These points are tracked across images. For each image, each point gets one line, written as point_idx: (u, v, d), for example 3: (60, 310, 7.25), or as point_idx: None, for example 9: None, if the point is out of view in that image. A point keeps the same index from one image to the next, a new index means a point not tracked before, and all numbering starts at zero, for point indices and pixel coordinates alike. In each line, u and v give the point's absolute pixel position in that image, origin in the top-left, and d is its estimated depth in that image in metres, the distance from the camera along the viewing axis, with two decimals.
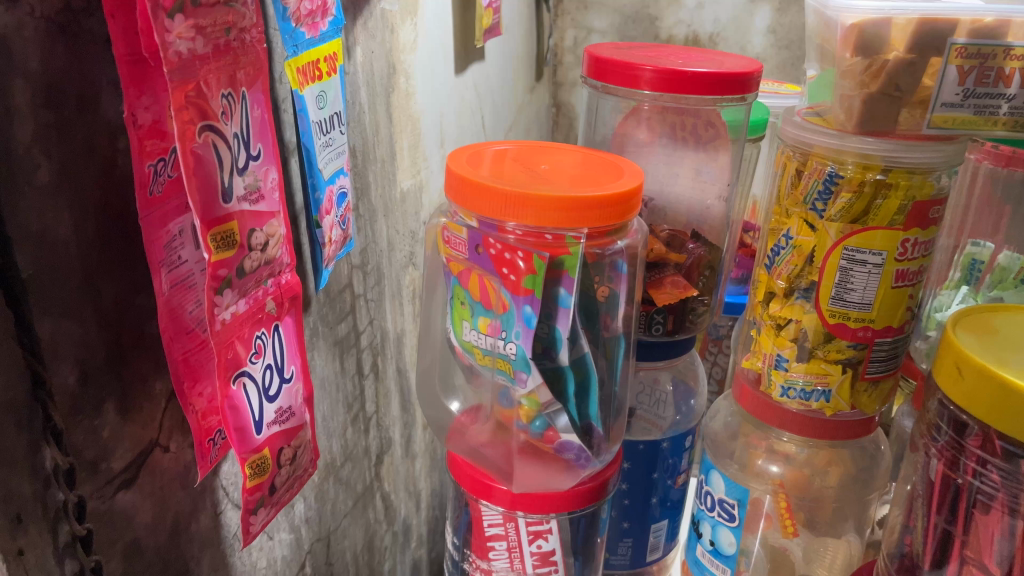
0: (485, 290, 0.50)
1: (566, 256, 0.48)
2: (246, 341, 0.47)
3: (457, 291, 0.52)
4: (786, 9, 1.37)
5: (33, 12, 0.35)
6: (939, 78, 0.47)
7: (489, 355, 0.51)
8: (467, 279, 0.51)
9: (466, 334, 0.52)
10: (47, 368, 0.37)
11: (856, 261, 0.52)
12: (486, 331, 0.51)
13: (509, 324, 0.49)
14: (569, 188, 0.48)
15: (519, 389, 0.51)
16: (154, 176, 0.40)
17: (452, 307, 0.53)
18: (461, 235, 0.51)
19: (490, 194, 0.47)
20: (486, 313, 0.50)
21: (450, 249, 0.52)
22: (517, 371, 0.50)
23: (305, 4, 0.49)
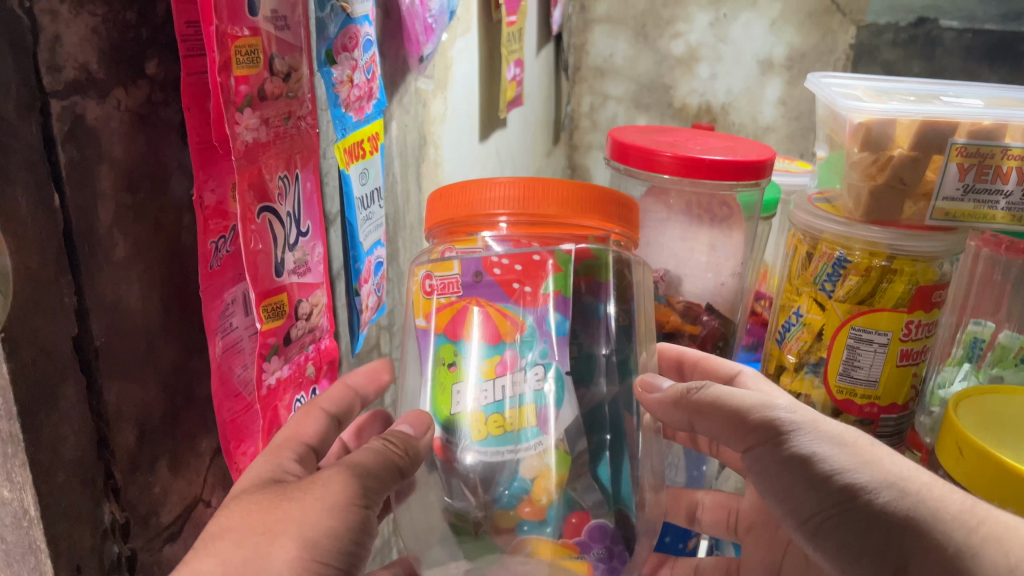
0: (491, 325, 0.45)
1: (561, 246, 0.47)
2: (287, 404, 0.51)
3: (441, 362, 0.46)
4: (796, 82, 1.43)
5: (119, 106, 0.39)
6: (941, 173, 0.51)
7: (507, 409, 0.45)
8: (461, 326, 0.46)
9: (459, 401, 0.46)
10: (111, 428, 0.41)
11: (863, 340, 0.55)
12: (494, 374, 0.45)
13: (529, 347, 0.46)
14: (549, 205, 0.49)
15: (537, 447, 0.45)
16: (216, 252, 0.43)
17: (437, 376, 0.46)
18: (449, 276, 0.46)
19: (479, 186, 0.48)
20: (490, 352, 0.45)
21: (432, 296, 0.47)
22: (542, 408, 0.45)
23: (354, 91, 0.54)
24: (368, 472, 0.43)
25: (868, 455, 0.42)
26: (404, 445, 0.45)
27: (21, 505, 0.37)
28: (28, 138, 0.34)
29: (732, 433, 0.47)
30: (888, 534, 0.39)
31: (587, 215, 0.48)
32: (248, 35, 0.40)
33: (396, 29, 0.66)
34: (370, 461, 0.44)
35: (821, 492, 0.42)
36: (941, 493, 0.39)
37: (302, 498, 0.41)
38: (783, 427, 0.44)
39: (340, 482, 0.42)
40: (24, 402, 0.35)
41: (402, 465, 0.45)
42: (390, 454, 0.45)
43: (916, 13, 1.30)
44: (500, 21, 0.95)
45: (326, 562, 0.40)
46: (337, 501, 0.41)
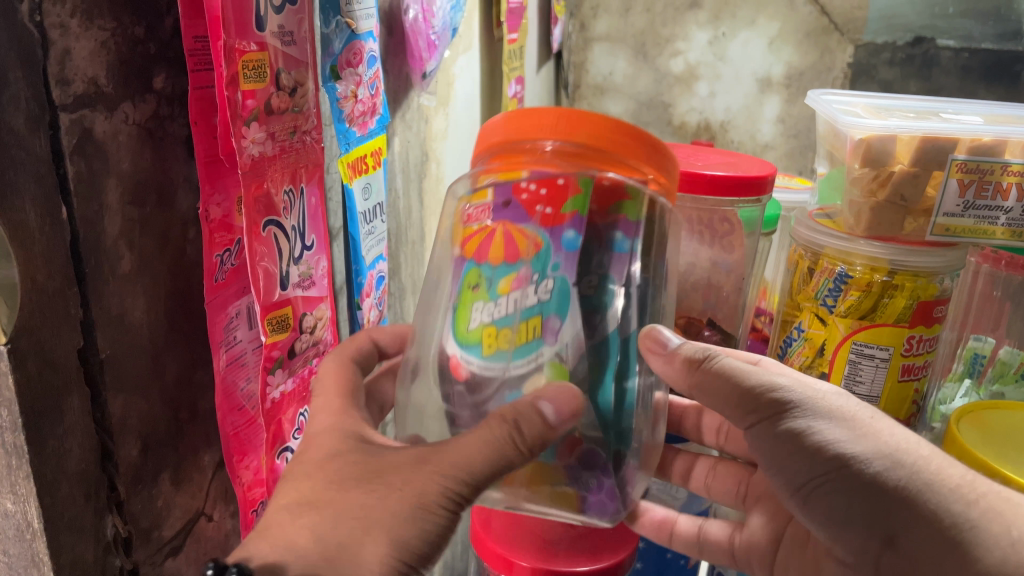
0: (513, 245, 0.44)
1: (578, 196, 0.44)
2: (292, 418, 0.51)
3: (466, 274, 0.45)
4: (795, 100, 1.45)
5: (127, 119, 0.39)
6: (941, 190, 0.52)
7: (512, 323, 0.43)
8: (489, 254, 0.44)
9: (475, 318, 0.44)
10: (115, 441, 0.41)
11: (864, 354, 0.55)
12: (508, 291, 0.43)
13: (541, 263, 0.44)
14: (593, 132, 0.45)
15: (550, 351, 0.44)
16: (220, 265, 0.44)
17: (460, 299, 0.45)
18: (484, 203, 0.46)
19: (533, 110, 0.43)
20: (505, 271, 0.44)
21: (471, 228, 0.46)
22: (548, 319, 0.43)
23: (358, 106, 0.54)
24: (466, 471, 0.40)
25: (865, 429, 0.46)
26: (524, 436, 0.40)
27: (24, 518, 0.37)
28: (37, 151, 0.34)
29: (731, 406, 0.49)
30: (880, 503, 0.44)
31: (642, 162, 0.44)
32: (255, 50, 0.41)
33: (399, 46, 0.66)
34: (479, 459, 0.40)
35: (819, 466, 0.46)
36: (939, 467, 0.44)
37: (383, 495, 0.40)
38: (790, 409, 0.47)
39: (418, 480, 0.40)
40: (29, 414, 0.35)
41: (512, 455, 0.40)
42: (499, 444, 0.40)
43: (914, 32, 1.31)
44: (501, 38, 0.96)
45: (412, 556, 0.40)
46: (409, 497, 0.40)
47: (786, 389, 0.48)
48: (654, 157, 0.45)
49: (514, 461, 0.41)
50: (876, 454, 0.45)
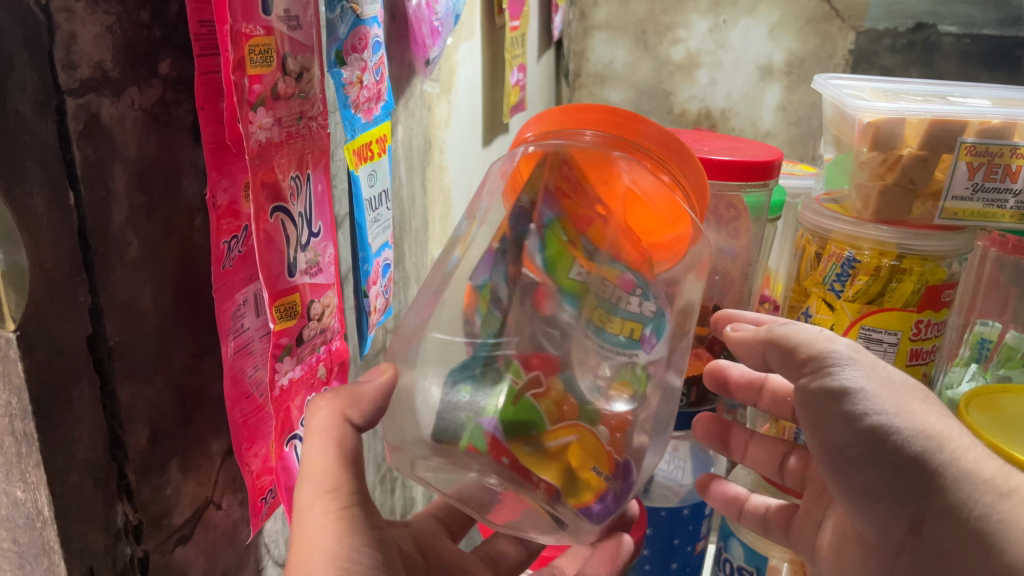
0: (614, 245, 0.52)
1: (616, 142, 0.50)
2: (300, 406, 0.51)
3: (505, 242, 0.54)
4: (795, 87, 1.46)
5: (133, 104, 0.39)
6: (950, 173, 0.51)
7: (621, 315, 0.50)
8: (583, 232, 0.52)
9: (575, 272, 0.52)
10: (124, 429, 0.40)
11: (873, 339, 0.55)
12: (614, 280, 0.51)
13: (644, 288, 0.51)
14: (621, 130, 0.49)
15: (643, 358, 0.51)
16: (228, 252, 0.43)
17: (553, 250, 0.52)
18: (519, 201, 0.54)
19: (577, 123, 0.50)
20: (614, 264, 0.52)
21: (575, 221, 0.52)
22: (646, 331, 0.50)
23: (363, 93, 0.55)
24: (325, 478, 0.42)
25: (909, 407, 0.44)
26: (350, 398, 0.45)
27: (34, 506, 0.37)
28: (45, 136, 0.34)
29: (791, 367, 0.49)
30: (912, 483, 0.43)
31: (643, 143, 0.49)
32: (261, 34, 0.40)
33: (402, 32, 0.66)
34: (320, 456, 0.42)
35: (855, 436, 0.44)
36: (978, 458, 0.42)
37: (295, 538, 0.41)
38: (836, 363, 0.46)
39: (314, 507, 0.41)
40: (39, 402, 0.35)
41: (351, 416, 0.44)
42: (342, 445, 0.43)
43: (915, 18, 1.32)
44: (503, 26, 0.96)
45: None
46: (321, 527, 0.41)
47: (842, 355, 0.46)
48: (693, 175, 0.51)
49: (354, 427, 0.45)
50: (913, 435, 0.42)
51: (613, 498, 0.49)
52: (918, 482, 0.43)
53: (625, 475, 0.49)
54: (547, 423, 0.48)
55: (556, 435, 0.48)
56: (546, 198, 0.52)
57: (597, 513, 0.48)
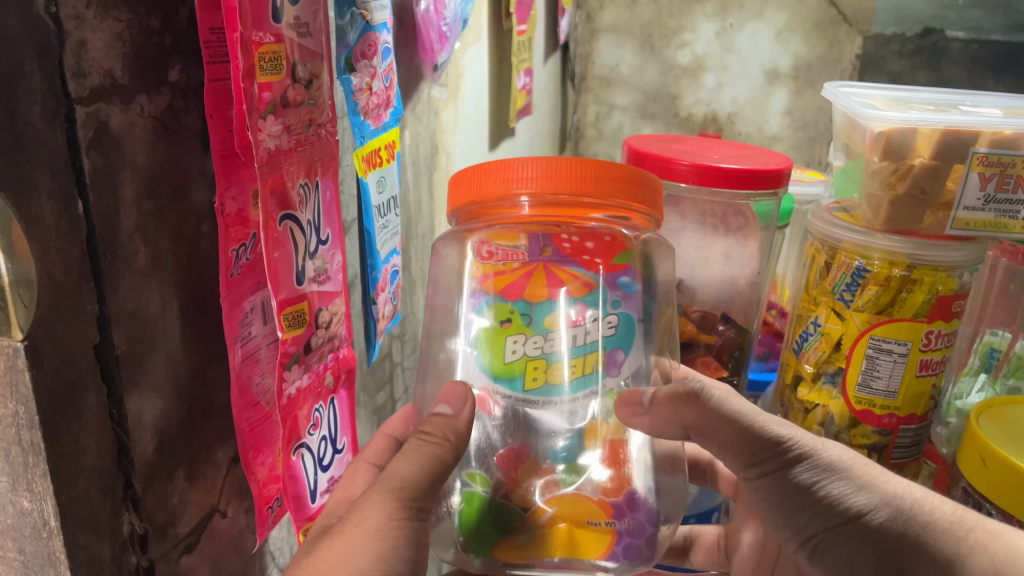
0: (559, 282, 0.49)
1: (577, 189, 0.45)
2: (307, 414, 0.50)
3: (499, 309, 0.49)
4: (802, 91, 1.47)
5: (142, 112, 0.39)
6: (962, 183, 0.51)
7: (583, 352, 0.48)
8: (528, 290, 0.49)
9: (513, 351, 0.48)
10: (131, 438, 0.40)
11: (882, 350, 0.54)
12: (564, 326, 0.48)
13: (602, 301, 0.49)
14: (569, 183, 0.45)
15: (615, 383, 0.49)
16: (236, 260, 0.43)
17: (490, 338, 0.48)
18: (516, 248, 0.50)
19: (510, 167, 0.46)
20: (562, 306, 0.48)
21: (499, 268, 0.50)
22: (614, 352, 0.49)
23: (373, 99, 0.55)
24: (409, 484, 0.42)
25: (864, 478, 0.45)
26: (440, 431, 0.45)
27: (40, 516, 0.36)
28: (53, 144, 0.34)
29: (734, 456, 0.48)
30: (891, 547, 0.42)
31: (612, 195, 0.46)
32: (271, 41, 0.40)
33: (410, 37, 0.65)
34: (410, 470, 0.43)
35: (825, 516, 0.45)
36: (933, 506, 0.43)
37: (342, 531, 0.40)
38: (785, 446, 0.46)
39: (378, 505, 0.41)
40: (46, 411, 0.35)
41: (440, 453, 0.44)
42: (430, 451, 0.44)
43: (923, 24, 1.33)
44: (511, 30, 0.96)
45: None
46: (377, 525, 0.40)
47: (789, 434, 0.46)
48: (640, 192, 0.47)
49: (448, 461, 0.45)
50: (877, 501, 0.43)
51: (628, 533, 0.46)
52: (891, 543, 0.42)
53: (628, 511, 0.47)
54: (521, 513, 0.47)
55: (529, 523, 0.46)
56: (484, 247, 0.51)
57: (626, 554, 0.47)
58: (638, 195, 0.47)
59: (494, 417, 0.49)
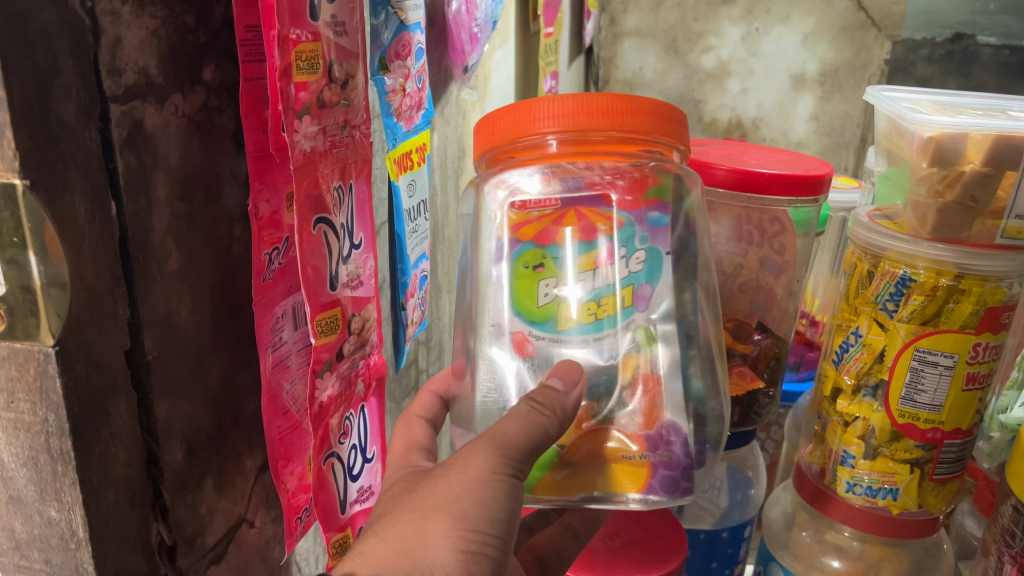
0: (584, 221, 0.45)
1: (604, 121, 0.43)
2: (338, 422, 0.49)
3: (528, 254, 0.45)
4: (829, 97, 1.51)
5: (177, 112, 0.38)
6: (1015, 191, 0.49)
7: (609, 294, 0.45)
8: (558, 233, 0.45)
9: (545, 295, 0.45)
10: (161, 445, 0.39)
11: (927, 362, 0.52)
12: (593, 267, 0.45)
13: (629, 238, 0.45)
14: (594, 115, 0.43)
15: (643, 318, 0.45)
16: (268, 264, 0.42)
17: (517, 280, 0.45)
18: (546, 195, 0.46)
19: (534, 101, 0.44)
20: (588, 247, 0.45)
21: (528, 214, 0.45)
22: (640, 287, 0.45)
23: (406, 101, 0.54)
24: (512, 446, 0.41)
25: None
26: (550, 405, 0.41)
27: (68, 527, 0.35)
28: (87, 143, 0.33)
29: None
30: None
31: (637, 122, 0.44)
32: (308, 39, 0.39)
33: (441, 38, 0.65)
34: (517, 432, 0.41)
35: None
36: None
37: (447, 475, 0.41)
38: None
39: (483, 455, 0.41)
40: (77, 419, 0.34)
41: (549, 427, 0.41)
42: (541, 422, 0.41)
43: (953, 29, 1.36)
44: (537, 33, 0.95)
45: (481, 534, 0.39)
46: (481, 475, 0.40)
47: None
48: (668, 124, 0.45)
49: (551, 434, 0.42)
50: None
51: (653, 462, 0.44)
52: None
53: (662, 442, 0.44)
54: (557, 449, 0.46)
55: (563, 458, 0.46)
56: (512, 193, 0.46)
57: (663, 487, 0.44)
58: (665, 123, 0.45)
59: (528, 361, 0.45)
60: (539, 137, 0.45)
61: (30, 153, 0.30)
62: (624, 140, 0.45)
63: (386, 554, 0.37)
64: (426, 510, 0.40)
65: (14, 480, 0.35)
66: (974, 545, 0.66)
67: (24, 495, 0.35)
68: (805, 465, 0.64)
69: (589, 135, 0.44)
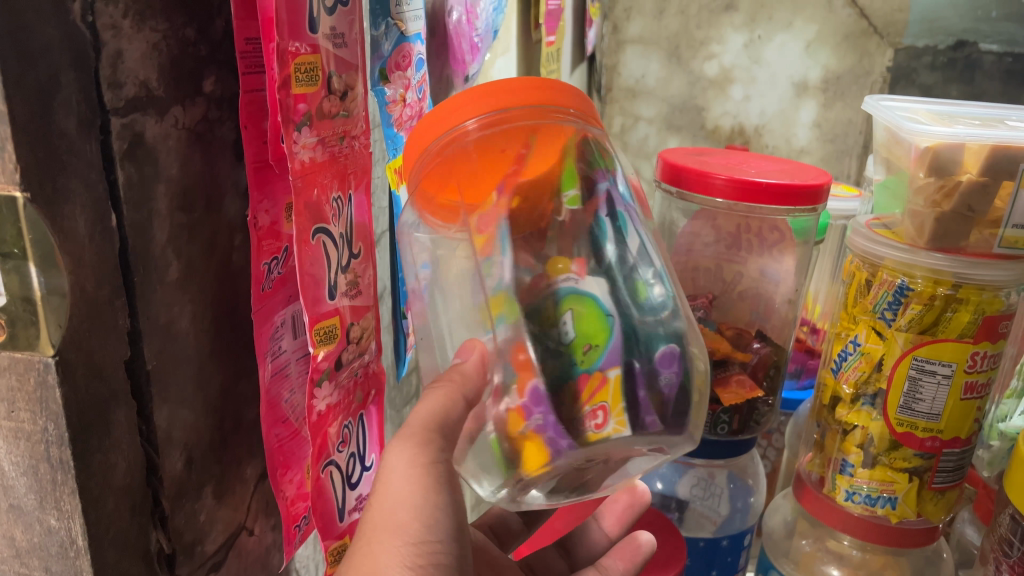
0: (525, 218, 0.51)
1: (508, 101, 0.47)
2: (337, 430, 0.49)
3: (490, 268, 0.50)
4: (831, 104, 1.51)
5: (178, 123, 0.38)
6: (1012, 200, 0.49)
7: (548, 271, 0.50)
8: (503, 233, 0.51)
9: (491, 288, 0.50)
10: (160, 454, 0.39)
11: (926, 371, 0.53)
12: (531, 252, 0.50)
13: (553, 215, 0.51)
14: (501, 99, 0.47)
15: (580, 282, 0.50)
16: (268, 274, 0.42)
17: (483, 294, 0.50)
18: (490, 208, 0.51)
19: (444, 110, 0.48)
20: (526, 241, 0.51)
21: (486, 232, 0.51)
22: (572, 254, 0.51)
23: (406, 111, 0.55)
24: (419, 430, 0.44)
25: None
26: (464, 380, 0.46)
27: (68, 535, 0.35)
28: (88, 155, 0.33)
29: None
30: None
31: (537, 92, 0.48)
32: (307, 52, 0.39)
33: (442, 48, 0.65)
34: (426, 415, 0.44)
35: None
36: None
37: (378, 484, 0.44)
38: None
39: (399, 454, 0.44)
40: (76, 428, 0.34)
41: (450, 404, 0.45)
42: (438, 399, 0.45)
43: (955, 36, 1.36)
44: (540, 41, 0.96)
45: (432, 537, 0.43)
46: (405, 471, 0.43)
47: None
48: (573, 101, 0.50)
49: (458, 405, 0.45)
50: None
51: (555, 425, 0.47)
52: None
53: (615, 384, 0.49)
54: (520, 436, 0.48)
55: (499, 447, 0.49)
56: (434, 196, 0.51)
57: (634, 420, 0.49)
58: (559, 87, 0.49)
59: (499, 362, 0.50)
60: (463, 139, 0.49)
61: (30, 166, 0.30)
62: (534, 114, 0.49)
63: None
64: (371, 534, 0.42)
65: (14, 488, 0.36)
66: (974, 554, 0.66)
67: (24, 503, 0.36)
68: (805, 472, 0.64)
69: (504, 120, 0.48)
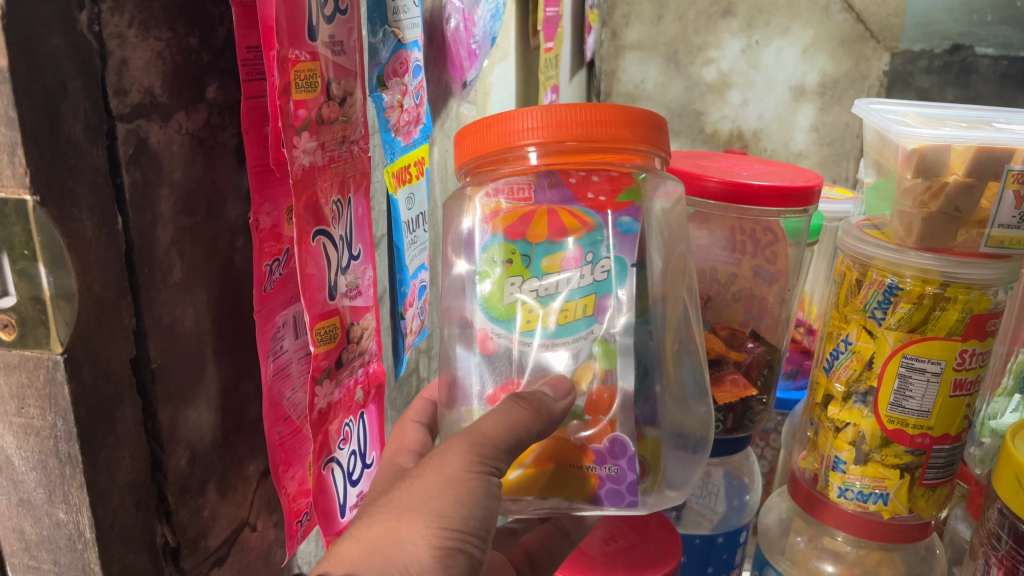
0: (559, 223, 0.45)
1: (585, 132, 0.43)
2: (338, 428, 0.51)
3: (503, 247, 0.46)
4: (828, 108, 1.59)
5: (180, 129, 0.39)
6: (997, 201, 0.51)
7: (575, 300, 0.45)
8: (536, 229, 0.46)
9: (512, 294, 0.46)
10: (164, 451, 0.41)
11: (915, 368, 0.54)
12: (559, 268, 0.45)
13: (595, 244, 0.45)
14: (573, 127, 0.43)
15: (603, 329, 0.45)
16: (270, 274, 0.43)
17: (490, 275, 0.46)
18: (522, 181, 0.47)
19: (511, 114, 0.44)
20: (557, 249, 0.45)
21: (509, 206, 0.46)
22: (601, 299, 0.45)
23: (404, 116, 0.56)
24: (489, 442, 0.42)
25: None
26: (533, 403, 0.43)
27: (76, 528, 0.37)
28: (95, 160, 0.34)
29: None
30: None
31: (621, 132, 0.43)
32: (307, 59, 0.41)
33: (440, 55, 0.66)
34: (493, 430, 0.42)
35: None
36: None
37: (423, 473, 0.42)
38: None
39: (457, 453, 0.42)
40: (83, 423, 0.35)
41: (526, 431, 0.42)
42: (517, 417, 0.42)
43: (952, 40, 1.42)
44: (537, 47, 0.98)
45: (457, 535, 0.40)
46: (456, 474, 0.41)
47: None
48: (655, 137, 0.45)
49: (532, 433, 0.42)
50: None
51: (628, 479, 0.45)
52: None
53: (611, 457, 0.45)
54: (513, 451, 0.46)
55: (522, 458, 0.46)
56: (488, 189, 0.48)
57: (609, 499, 0.45)
58: (646, 128, 0.44)
59: (492, 356, 0.47)
60: (521, 149, 0.44)
61: (40, 170, 0.31)
62: (606, 147, 0.44)
63: (361, 554, 0.38)
64: (403, 513, 0.40)
65: (24, 483, 0.37)
66: (966, 550, 0.67)
67: (33, 498, 0.37)
68: (798, 470, 0.65)
69: (571, 146, 0.44)
